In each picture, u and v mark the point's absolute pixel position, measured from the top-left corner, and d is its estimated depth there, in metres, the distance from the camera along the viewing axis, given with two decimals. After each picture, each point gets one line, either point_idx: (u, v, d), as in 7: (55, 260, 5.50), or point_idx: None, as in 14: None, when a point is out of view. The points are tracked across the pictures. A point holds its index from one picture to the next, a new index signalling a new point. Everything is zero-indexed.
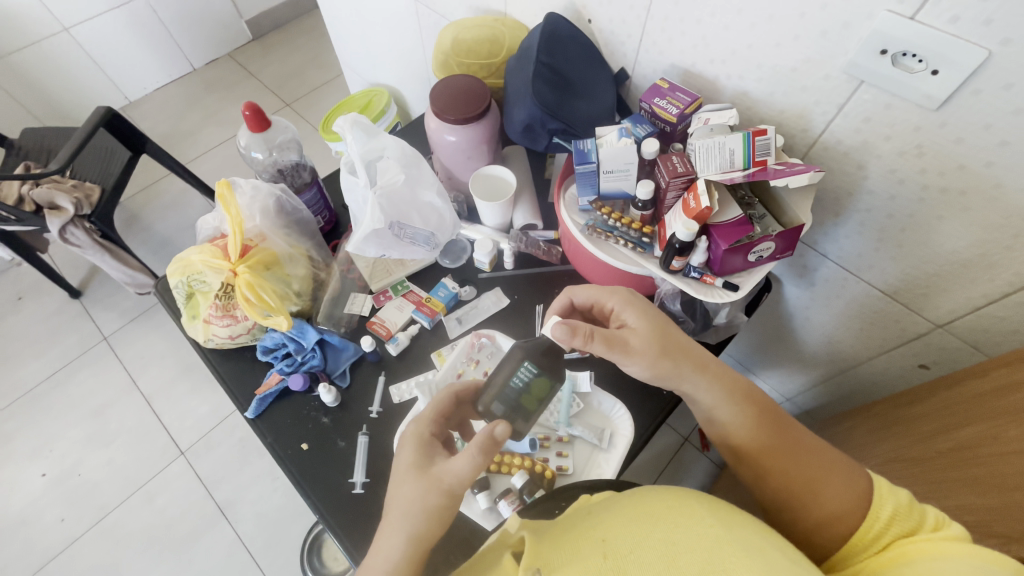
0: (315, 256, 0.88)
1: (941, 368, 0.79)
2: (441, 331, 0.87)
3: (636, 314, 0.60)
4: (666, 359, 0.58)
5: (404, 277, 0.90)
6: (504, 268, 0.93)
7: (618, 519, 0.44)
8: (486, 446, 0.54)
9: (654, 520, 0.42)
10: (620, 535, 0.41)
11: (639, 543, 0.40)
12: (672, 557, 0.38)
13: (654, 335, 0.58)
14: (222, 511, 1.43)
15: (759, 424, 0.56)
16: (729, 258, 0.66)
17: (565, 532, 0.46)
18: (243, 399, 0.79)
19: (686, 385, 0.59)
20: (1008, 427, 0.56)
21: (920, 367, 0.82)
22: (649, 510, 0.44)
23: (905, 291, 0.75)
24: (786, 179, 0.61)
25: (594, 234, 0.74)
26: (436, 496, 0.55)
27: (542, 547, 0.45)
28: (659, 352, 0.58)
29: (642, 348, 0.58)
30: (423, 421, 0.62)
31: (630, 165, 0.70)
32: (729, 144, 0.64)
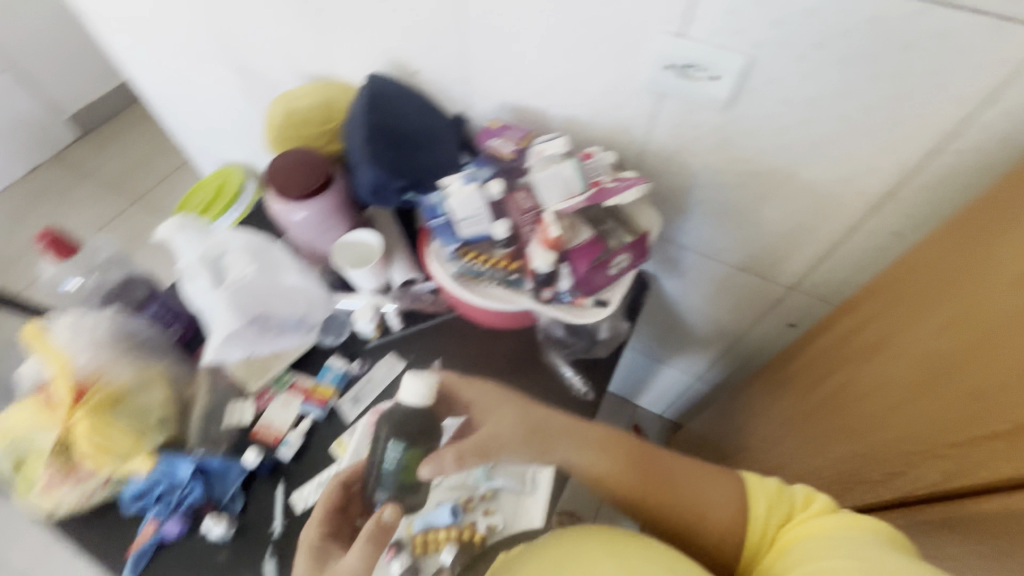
0: (173, 375, 0.76)
1: (806, 323, 0.87)
2: (337, 418, 0.81)
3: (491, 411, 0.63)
4: (532, 440, 0.61)
5: (285, 368, 0.83)
6: (393, 331, 0.89)
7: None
8: (378, 538, 0.54)
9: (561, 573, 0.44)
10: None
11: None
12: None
13: (515, 420, 0.62)
14: None
15: (632, 474, 0.59)
16: (593, 277, 0.68)
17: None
18: (115, 561, 0.68)
19: (560, 454, 0.61)
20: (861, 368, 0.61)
21: (789, 326, 0.90)
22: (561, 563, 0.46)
23: (756, 264, 0.82)
24: (617, 197, 0.64)
25: (465, 281, 0.73)
26: None
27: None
28: (525, 435, 0.61)
29: (507, 441, 0.61)
30: (311, 526, 0.59)
31: (482, 207, 0.69)
32: (563, 171, 0.67)
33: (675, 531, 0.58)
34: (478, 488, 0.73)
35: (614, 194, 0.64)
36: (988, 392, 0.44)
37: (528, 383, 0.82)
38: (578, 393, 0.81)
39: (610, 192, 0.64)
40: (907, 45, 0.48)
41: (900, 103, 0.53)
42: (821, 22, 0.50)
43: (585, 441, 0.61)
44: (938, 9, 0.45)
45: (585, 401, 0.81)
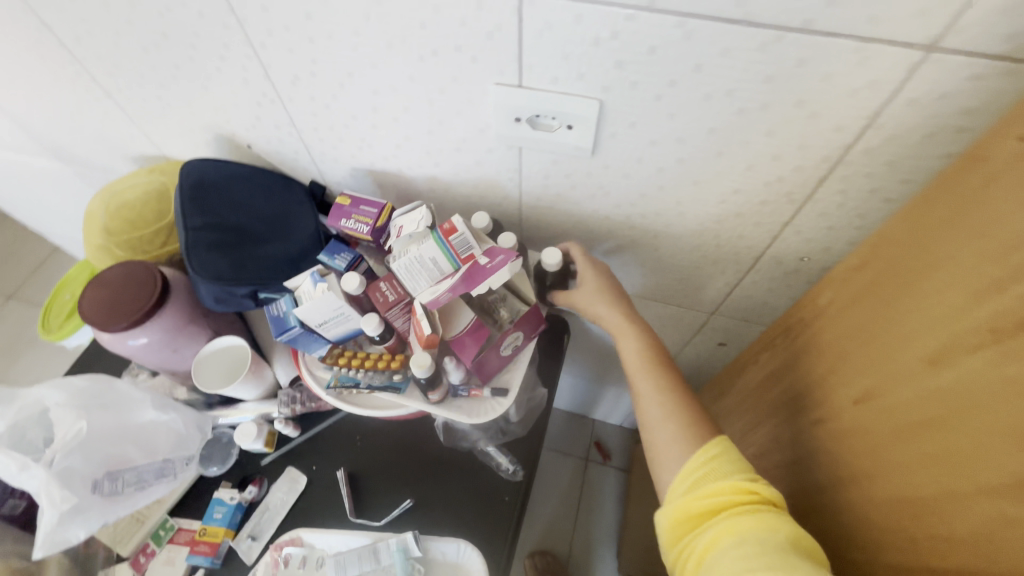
0: (18, 566, 0.62)
1: (735, 342, 0.81)
2: (236, 561, 0.70)
3: (600, 309, 0.62)
4: (613, 295, 0.62)
5: (165, 515, 0.72)
6: (290, 438, 0.78)
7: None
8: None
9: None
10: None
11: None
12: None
13: (615, 313, 0.61)
14: None
15: (671, 367, 0.59)
16: (485, 363, 0.60)
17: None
18: None
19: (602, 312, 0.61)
20: (788, 426, 0.54)
21: (720, 345, 0.83)
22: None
23: (670, 295, 0.74)
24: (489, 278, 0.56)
25: (343, 391, 0.62)
26: None
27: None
28: (616, 305, 0.61)
29: (598, 311, 0.62)
30: None
31: (342, 307, 0.59)
32: (427, 254, 0.55)
33: (670, 448, 0.52)
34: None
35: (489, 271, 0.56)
36: (888, 422, 0.39)
37: (449, 473, 0.73)
38: (505, 473, 0.73)
39: (487, 268, 0.56)
40: (769, 76, 0.41)
41: (774, 134, 0.45)
42: (668, 59, 0.42)
43: (635, 325, 0.61)
44: (793, 35, 0.37)
45: (514, 480, 0.72)
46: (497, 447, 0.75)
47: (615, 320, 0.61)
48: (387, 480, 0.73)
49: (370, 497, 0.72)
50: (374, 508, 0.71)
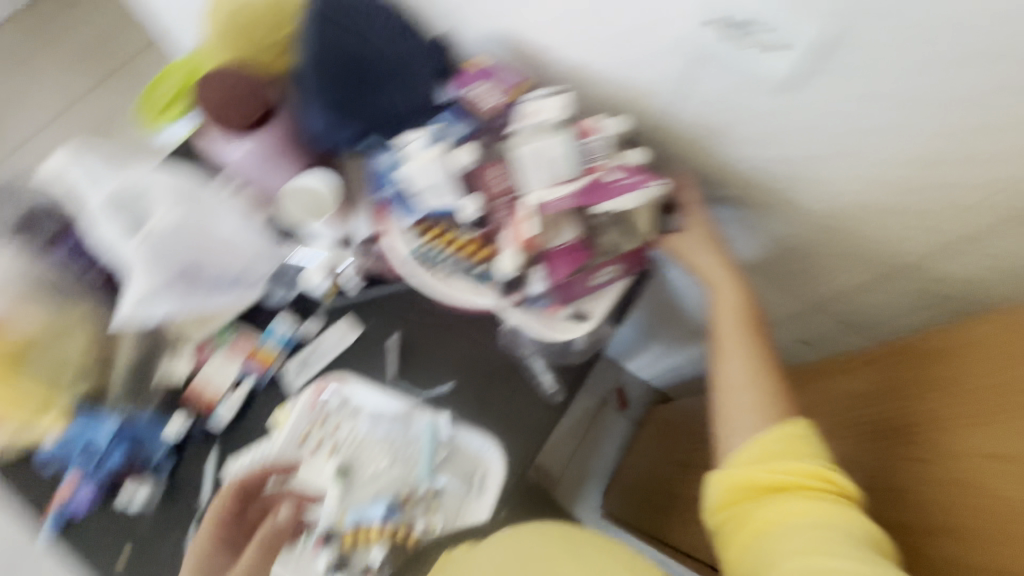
0: (97, 326, 0.69)
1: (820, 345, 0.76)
2: (279, 386, 0.73)
3: (704, 262, 0.57)
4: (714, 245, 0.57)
5: (229, 322, 0.75)
6: (349, 293, 0.78)
7: (495, 555, 0.49)
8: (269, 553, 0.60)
9: (530, 557, 0.47)
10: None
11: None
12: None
13: (719, 269, 0.56)
14: None
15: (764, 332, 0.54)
16: (573, 284, 0.56)
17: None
18: (35, 514, 0.66)
19: (702, 258, 0.57)
20: (910, 457, 0.50)
21: (802, 342, 0.78)
22: (528, 548, 0.49)
23: (780, 277, 0.68)
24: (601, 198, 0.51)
25: (423, 266, 0.62)
26: None
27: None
28: (723, 262, 0.56)
29: (700, 259, 0.57)
30: (216, 505, 0.62)
31: (445, 180, 0.56)
32: (553, 148, 0.52)
33: (748, 415, 0.50)
34: (421, 487, 0.68)
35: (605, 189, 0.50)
36: None
37: (491, 374, 0.74)
38: (545, 393, 0.73)
39: (605, 185, 0.50)
40: None
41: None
42: None
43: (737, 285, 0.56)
44: None
45: (551, 402, 0.72)
46: (546, 367, 0.72)
47: (715, 275, 0.56)
48: (432, 361, 0.74)
49: (415, 369, 0.74)
50: (414, 381, 0.73)
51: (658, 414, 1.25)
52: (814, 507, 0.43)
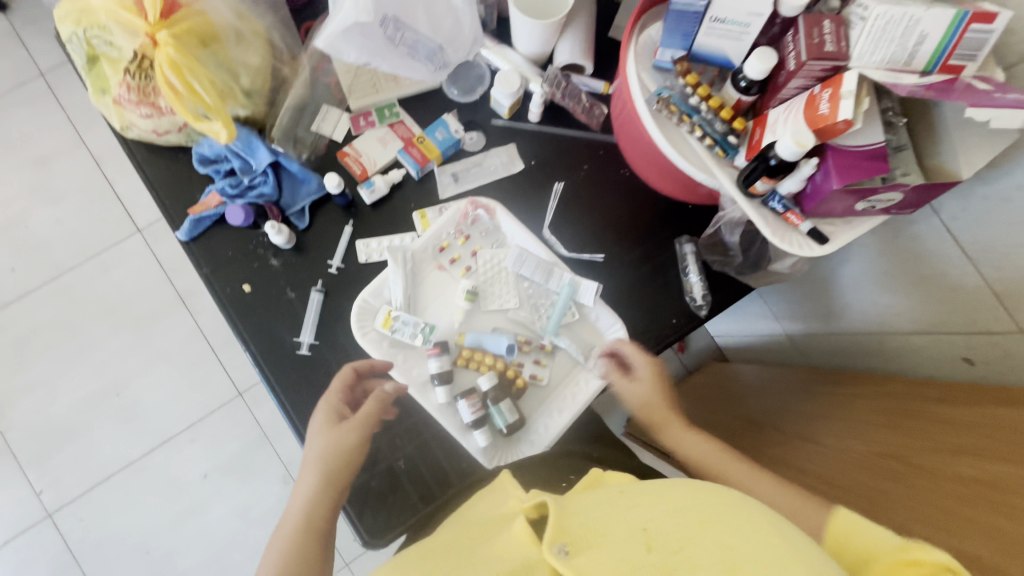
0: (277, 44, 0.64)
1: (987, 369, 0.63)
2: (430, 186, 0.68)
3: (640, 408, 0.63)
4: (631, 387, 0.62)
5: (394, 100, 0.69)
6: (527, 120, 0.71)
7: (654, 498, 0.36)
8: (378, 411, 0.55)
9: (704, 513, 0.33)
10: (665, 524, 0.33)
11: (687, 539, 0.31)
12: (648, 527, 0.33)
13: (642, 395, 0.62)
14: (182, 299, 1.29)
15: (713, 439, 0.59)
16: (834, 199, 0.47)
17: (591, 504, 0.38)
18: (173, 214, 0.64)
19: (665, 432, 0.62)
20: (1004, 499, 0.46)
21: (963, 360, 0.66)
22: (702, 502, 0.34)
23: (1016, 282, 0.57)
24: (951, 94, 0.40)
25: (663, 112, 0.52)
26: (349, 438, 0.52)
27: (568, 518, 0.37)
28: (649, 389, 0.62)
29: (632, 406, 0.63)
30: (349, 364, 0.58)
31: (754, 18, 0.46)
32: (925, 23, 0.40)
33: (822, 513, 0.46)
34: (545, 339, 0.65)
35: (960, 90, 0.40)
36: None
37: (643, 260, 0.68)
38: (690, 301, 0.66)
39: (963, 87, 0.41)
40: None
41: None
42: None
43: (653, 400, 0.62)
44: None
45: (693, 314, 0.66)
46: (701, 273, 0.65)
47: (654, 409, 0.61)
48: (589, 224, 0.69)
49: (571, 225, 0.69)
50: (565, 237, 0.68)
51: (714, 367, 1.18)
52: None
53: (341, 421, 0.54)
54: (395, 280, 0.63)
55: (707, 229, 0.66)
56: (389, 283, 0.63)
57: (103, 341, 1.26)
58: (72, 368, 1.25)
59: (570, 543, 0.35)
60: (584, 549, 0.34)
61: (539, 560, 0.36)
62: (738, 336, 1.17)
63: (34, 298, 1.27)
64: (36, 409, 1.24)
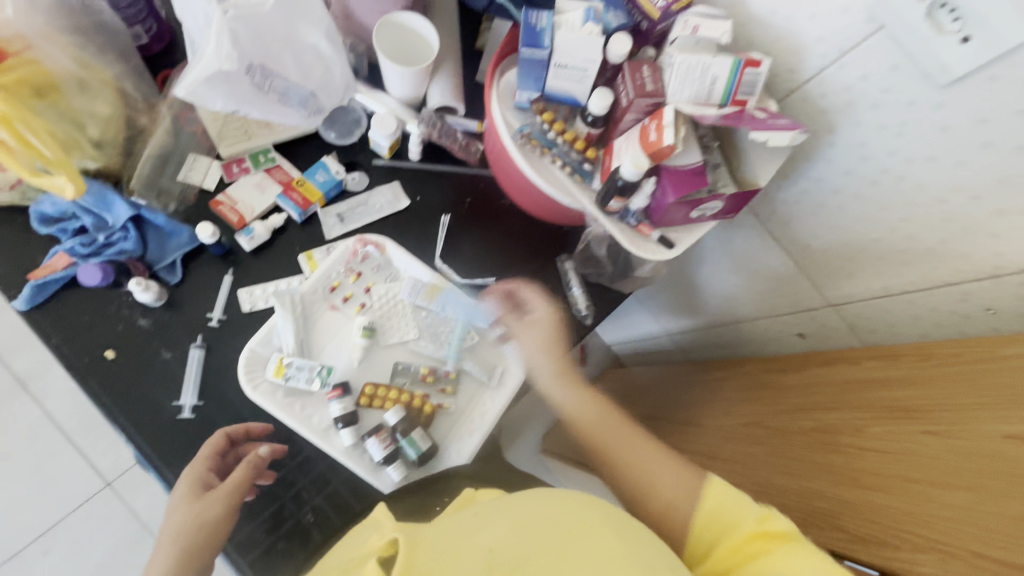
0: (129, 93, 0.61)
1: (815, 339, 0.79)
2: (315, 227, 0.68)
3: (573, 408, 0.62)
4: (558, 363, 0.63)
5: (269, 145, 0.68)
6: (408, 159, 0.74)
7: (496, 519, 0.41)
8: (249, 476, 0.52)
9: (541, 524, 0.39)
10: (506, 543, 0.38)
11: (527, 551, 0.37)
12: (492, 547, 0.38)
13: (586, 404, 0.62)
14: (22, 385, 1.10)
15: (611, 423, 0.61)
16: (673, 210, 0.57)
17: (439, 532, 0.42)
18: (10, 282, 0.57)
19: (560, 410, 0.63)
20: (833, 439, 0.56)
21: (797, 335, 0.81)
22: (537, 512, 0.41)
23: (816, 267, 0.71)
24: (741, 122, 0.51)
25: (527, 145, 0.59)
26: (213, 509, 0.50)
27: (418, 553, 0.40)
28: (567, 390, 0.63)
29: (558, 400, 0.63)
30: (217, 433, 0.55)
31: (589, 64, 0.54)
32: (715, 69, 0.51)
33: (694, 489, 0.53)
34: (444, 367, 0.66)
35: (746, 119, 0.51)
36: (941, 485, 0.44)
37: (531, 280, 0.73)
38: (575, 313, 0.72)
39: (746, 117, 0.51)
40: None
41: None
42: None
43: (591, 405, 0.62)
44: None
45: (580, 323, 0.72)
46: (582, 285, 0.72)
47: (603, 420, 0.60)
48: (476, 251, 0.73)
49: (461, 254, 0.72)
50: (456, 265, 0.72)
51: (614, 374, 1.27)
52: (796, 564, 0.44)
53: (205, 491, 0.51)
54: (285, 324, 0.61)
55: (577, 246, 0.74)
56: (277, 329, 0.61)
57: None
58: None
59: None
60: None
61: None
62: (630, 341, 1.27)
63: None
64: None
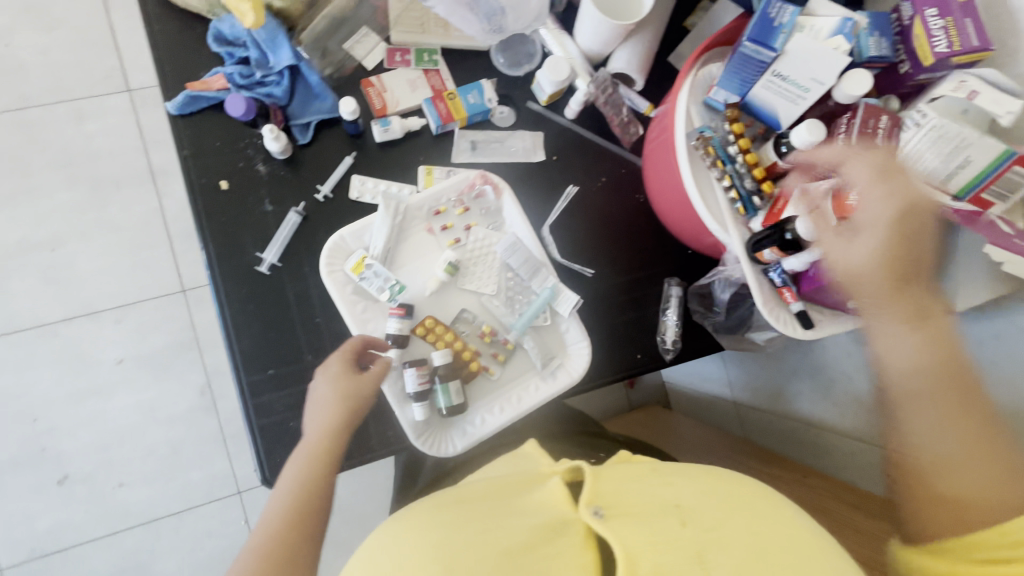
0: None
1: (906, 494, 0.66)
2: (446, 146, 0.66)
3: (917, 347, 0.41)
4: (895, 267, 0.42)
5: (438, 47, 0.65)
6: (562, 114, 0.68)
7: (678, 478, 0.40)
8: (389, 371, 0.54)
9: (726, 498, 0.38)
10: (695, 503, 0.37)
11: (720, 520, 0.35)
12: (680, 504, 0.37)
13: (933, 355, 0.41)
14: (152, 176, 1.21)
15: (942, 391, 0.41)
16: (831, 288, 0.48)
17: (625, 475, 0.41)
18: (170, 84, 0.59)
19: (873, 333, 0.43)
20: None
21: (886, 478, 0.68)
22: (724, 488, 0.39)
23: None
24: (852, 165, 0.43)
25: (699, 150, 0.51)
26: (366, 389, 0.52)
27: (602, 484, 0.40)
28: (885, 279, 0.42)
29: (868, 289, 0.43)
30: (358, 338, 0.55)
31: (814, 85, 0.45)
32: (972, 149, 0.40)
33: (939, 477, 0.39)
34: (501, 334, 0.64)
35: (850, 163, 0.43)
36: None
37: (628, 289, 0.67)
38: (659, 343, 0.66)
39: (854, 166, 0.42)
40: None
41: None
42: None
43: (928, 364, 0.41)
44: None
45: (658, 356, 0.65)
46: (678, 318, 0.65)
47: (927, 369, 0.41)
48: (586, 235, 0.67)
49: (570, 231, 0.67)
50: (560, 241, 0.67)
51: (656, 410, 1.18)
52: None
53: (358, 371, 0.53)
54: (380, 227, 0.60)
55: (695, 280, 0.66)
56: (373, 228, 0.60)
57: (53, 191, 1.18)
58: (8, 208, 1.16)
59: (605, 508, 0.37)
60: (620, 515, 0.37)
61: (573, 520, 0.39)
62: (689, 384, 1.16)
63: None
64: None
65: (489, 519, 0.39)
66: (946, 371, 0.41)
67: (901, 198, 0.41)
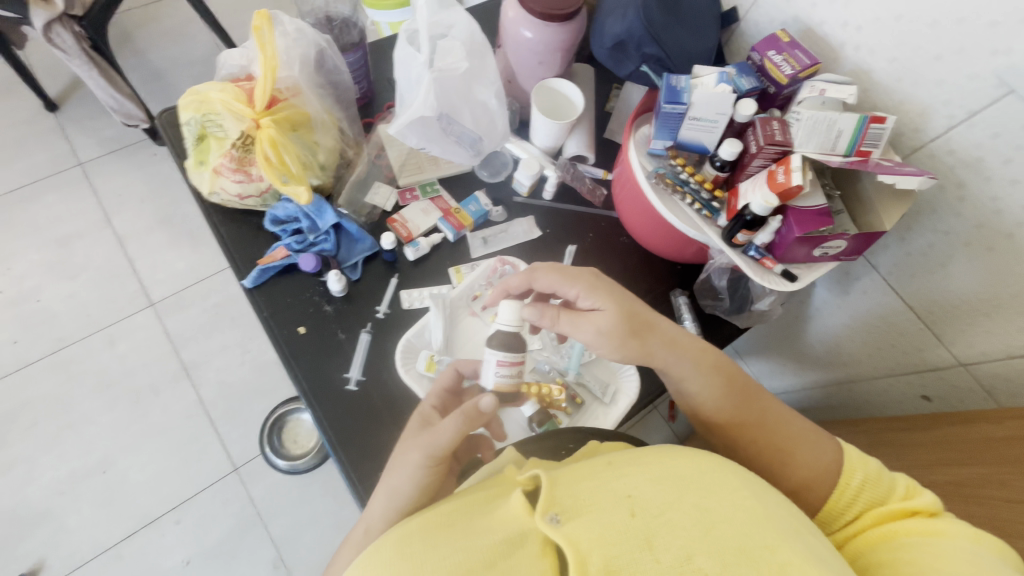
0: (347, 132, 0.81)
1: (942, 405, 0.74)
2: (463, 246, 0.80)
3: (694, 374, 0.55)
4: (637, 308, 0.55)
5: (436, 178, 0.83)
6: (542, 197, 0.86)
7: (634, 465, 0.39)
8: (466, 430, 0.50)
9: (679, 479, 0.37)
10: (648, 491, 0.36)
11: (669, 504, 0.35)
12: (632, 495, 0.36)
13: (710, 382, 0.54)
14: (185, 372, 1.30)
15: (745, 399, 0.54)
16: (795, 247, 0.62)
17: (580, 473, 0.40)
18: (244, 267, 0.73)
19: (667, 362, 0.55)
20: (963, 465, 0.58)
21: (920, 398, 0.77)
22: (670, 466, 0.38)
23: (942, 318, 0.70)
24: (581, 298, 0.56)
25: (660, 185, 0.67)
26: (439, 455, 0.49)
27: (559, 489, 0.38)
28: (641, 308, 0.56)
29: (654, 340, 0.54)
30: (428, 398, 0.58)
31: (720, 116, 0.64)
32: (840, 123, 0.59)
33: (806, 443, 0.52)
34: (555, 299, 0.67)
35: (566, 285, 0.57)
36: None
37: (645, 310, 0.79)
38: None
39: (543, 277, 0.58)
40: None
41: None
42: None
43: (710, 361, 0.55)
44: None
45: None
46: (694, 318, 0.76)
47: (713, 377, 0.55)
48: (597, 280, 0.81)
49: None
50: None
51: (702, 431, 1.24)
52: (920, 525, 0.42)
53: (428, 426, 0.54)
54: (436, 322, 0.72)
55: (693, 285, 0.80)
56: (430, 325, 0.72)
57: (96, 416, 1.24)
58: (56, 447, 1.21)
59: (562, 512, 0.36)
60: (575, 516, 0.36)
61: (528, 531, 0.37)
62: None
63: (29, 374, 1.26)
64: (7, 492, 1.17)
65: (442, 546, 0.36)
66: (721, 371, 0.55)
67: (623, 293, 0.56)
